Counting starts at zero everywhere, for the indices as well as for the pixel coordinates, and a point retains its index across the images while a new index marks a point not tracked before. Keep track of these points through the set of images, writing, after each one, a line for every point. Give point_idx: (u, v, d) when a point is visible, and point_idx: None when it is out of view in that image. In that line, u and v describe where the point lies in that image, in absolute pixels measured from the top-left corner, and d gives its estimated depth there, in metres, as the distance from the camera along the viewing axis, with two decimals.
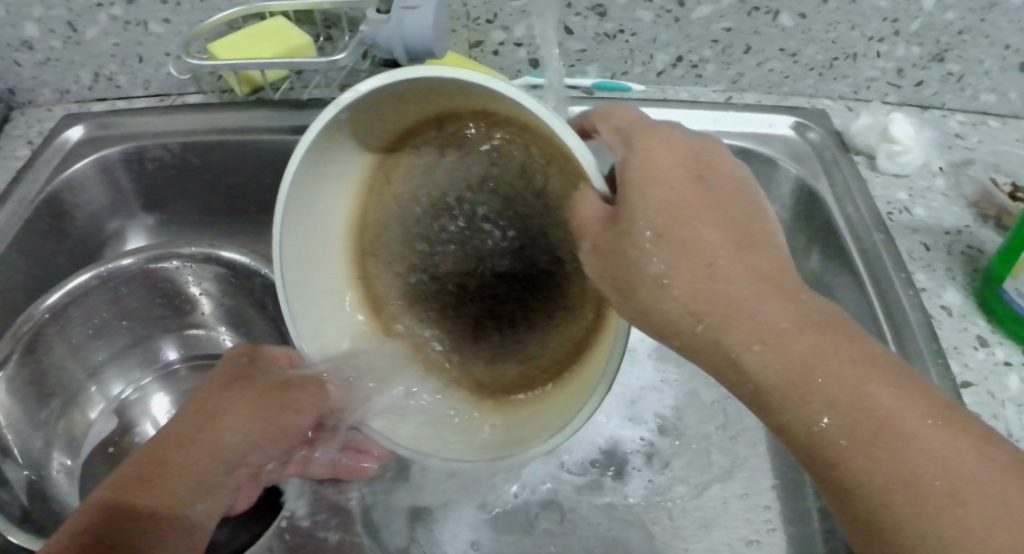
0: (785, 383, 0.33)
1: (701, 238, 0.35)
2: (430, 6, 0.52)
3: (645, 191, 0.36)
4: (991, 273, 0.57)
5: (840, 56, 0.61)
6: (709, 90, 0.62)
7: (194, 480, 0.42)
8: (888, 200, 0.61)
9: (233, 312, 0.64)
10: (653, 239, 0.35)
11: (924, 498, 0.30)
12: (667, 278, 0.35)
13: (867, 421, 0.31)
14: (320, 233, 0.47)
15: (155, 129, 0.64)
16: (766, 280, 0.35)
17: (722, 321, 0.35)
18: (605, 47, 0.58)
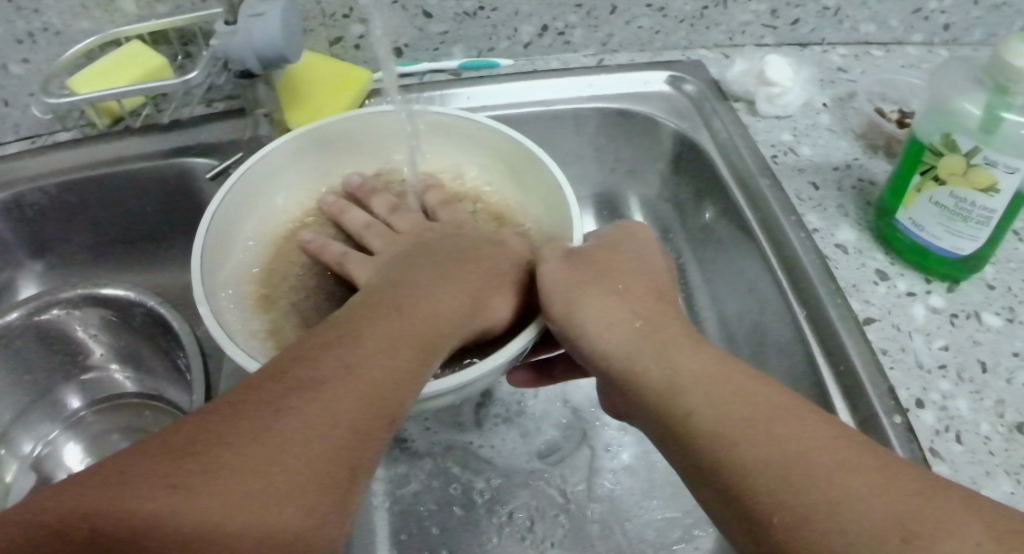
0: (708, 399, 0.35)
1: (641, 291, 0.42)
2: (274, 10, 0.51)
3: (582, 265, 0.42)
4: (884, 206, 0.57)
5: (710, 4, 0.60)
6: (579, 55, 0.61)
7: (310, 430, 0.31)
8: (772, 143, 0.61)
9: (127, 351, 0.63)
10: (572, 278, 0.42)
11: (814, 471, 0.30)
12: (657, 336, 0.39)
13: (776, 433, 0.32)
14: (263, 182, 0.51)
15: (26, 173, 0.61)
16: (693, 335, 0.40)
17: (617, 339, 0.39)
18: (467, 27, 0.57)
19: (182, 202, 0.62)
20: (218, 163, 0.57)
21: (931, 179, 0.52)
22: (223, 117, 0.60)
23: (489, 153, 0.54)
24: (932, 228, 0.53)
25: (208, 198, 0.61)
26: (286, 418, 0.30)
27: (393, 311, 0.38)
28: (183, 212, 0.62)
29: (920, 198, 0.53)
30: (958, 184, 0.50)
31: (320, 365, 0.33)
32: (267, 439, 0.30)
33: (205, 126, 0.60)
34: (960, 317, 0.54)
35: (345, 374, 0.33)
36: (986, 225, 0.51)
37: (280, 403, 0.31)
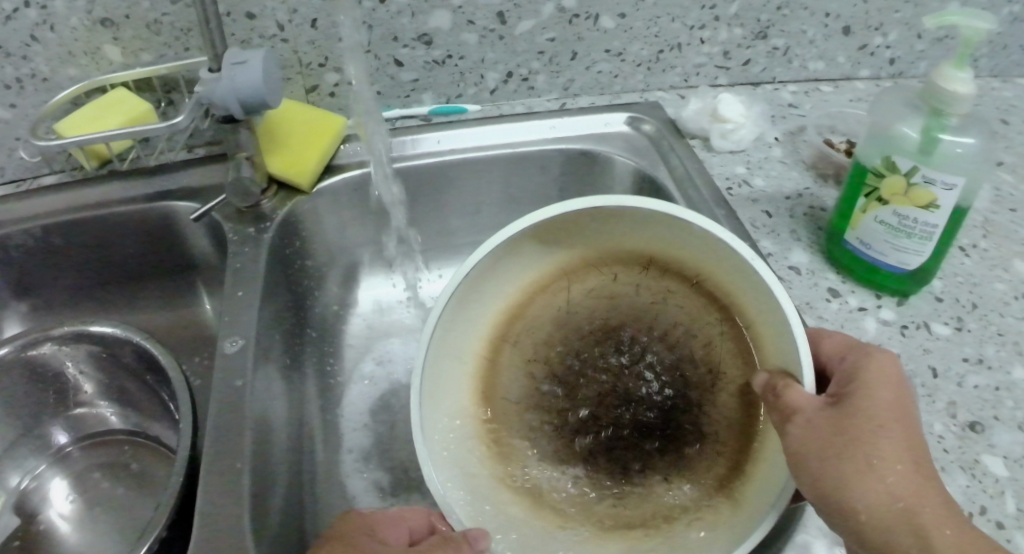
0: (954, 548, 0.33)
1: (895, 430, 0.36)
2: (258, 60, 0.54)
3: (825, 431, 0.36)
4: (834, 228, 0.61)
5: (665, 48, 0.65)
6: (543, 100, 0.65)
7: None
8: (727, 176, 0.64)
9: (116, 387, 0.65)
10: (821, 453, 0.36)
11: None
12: (907, 486, 0.34)
13: None
14: (438, 371, 0.48)
15: (11, 215, 0.62)
16: (944, 489, 0.35)
17: (874, 504, 0.34)
18: (436, 74, 0.61)
19: (166, 244, 0.64)
20: (199, 205, 0.60)
21: (874, 200, 0.57)
22: (205, 163, 0.63)
23: (646, 233, 0.50)
24: (878, 246, 0.58)
25: (188, 238, 0.63)
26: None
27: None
28: (164, 253, 0.64)
29: (866, 217, 0.57)
30: (899, 202, 0.55)
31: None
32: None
33: (188, 171, 0.62)
34: (910, 328, 0.59)
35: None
36: (928, 240, 0.55)
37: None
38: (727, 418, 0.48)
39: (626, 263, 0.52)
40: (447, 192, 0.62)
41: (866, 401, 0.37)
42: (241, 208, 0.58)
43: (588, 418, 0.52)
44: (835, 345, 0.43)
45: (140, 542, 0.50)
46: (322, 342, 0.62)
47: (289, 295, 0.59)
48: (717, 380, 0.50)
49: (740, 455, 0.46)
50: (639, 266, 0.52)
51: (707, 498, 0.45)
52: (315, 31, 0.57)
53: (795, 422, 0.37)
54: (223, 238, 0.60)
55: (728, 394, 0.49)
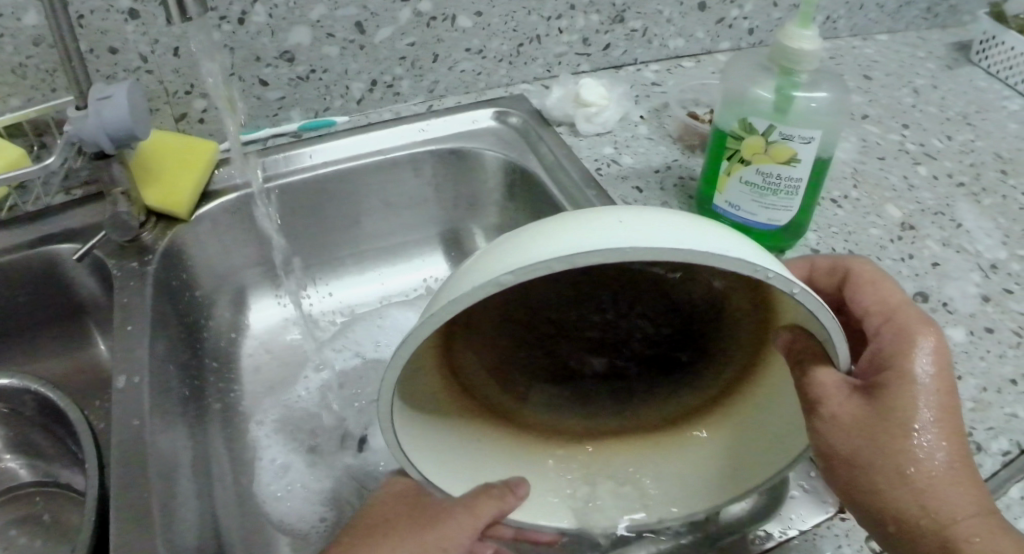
0: (975, 543, 0.33)
1: (926, 431, 0.35)
2: (123, 92, 0.54)
3: (861, 436, 0.35)
4: (703, 194, 0.65)
5: (524, 41, 0.68)
6: (411, 103, 0.67)
7: None
8: (595, 157, 0.66)
9: (22, 439, 0.64)
10: (851, 459, 0.35)
11: None
12: (936, 490, 0.34)
13: None
14: (410, 408, 0.38)
15: None
16: (983, 492, 0.34)
17: (904, 507, 0.34)
18: (302, 90, 0.62)
19: (51, 289, 0.63)
20: (82, 245, 0.60)
21: (737, 161, 0.61)
22: (83, 202, 0.62)
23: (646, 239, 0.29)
24: (746, 205, 0.62)
25: (75, 281, 0.63)
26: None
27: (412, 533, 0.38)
28: (50, 298, 0.63)
29: (733, 178, 0.61)
30: (761, 160, 0.59)
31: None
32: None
33: (68, 213, 0.62)
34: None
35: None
36: (794, 194, 0.60)
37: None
38: (740, 341, 0.44)
39: None
40: (329, 203, 0.64)
41: (895, 399, 0.35)
42: (123, 242, 0.58)
43: (575, 370, 0.49)
44: (886, 309, 0.40)
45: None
46: (222, 369, 0.63)
47: (183, 325, 0.59)
48: (723, 315, 0.44)
49: (753, 360, 0.43)
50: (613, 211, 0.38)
51: (717, 391, 0.44)
52: (177, 59, 0.58)
53: (826, 422, 0.35)
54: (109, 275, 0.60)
55: (737, 322, 0.43)
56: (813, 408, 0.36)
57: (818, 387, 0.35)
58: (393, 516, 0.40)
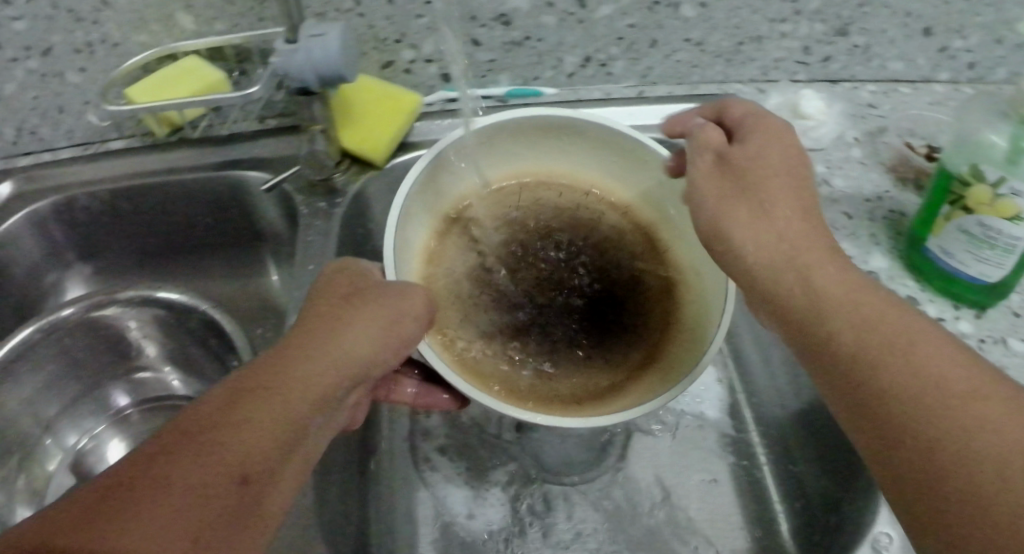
0: (906, 392, 0.33)
1: (872, 293, 0.37)
2: (336, 31, 0.53)
3: (834, 285, 0.38)
4: (912, 235, 0.59)
5: (746, 40, 0.63)
6: (621, 86, 0.64)
7: (250, 418, 0.35)
8: (807, 174, 0.63)
9: (178, 353, 0.65)
10: (802, 318, 0.38)
11: (962, 416, 0.31)
12: (845, 342, 0.36)
13: (917, 366, 0.33)
14: (411, 218, 0.54)
15: (84, 178, 0.65)
16: (891, 295, 0.38)
17: (847, 358, 0.35)
18: (514, 55, 0.59)
19: (233, 214, 0.63)
20: (269, 178, 0.58)
21: (958, 209, 0.53)
22: (278, 134, 0.61)
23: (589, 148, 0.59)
24: (961, 256, 0.55)
25: (258, 210, 0.62)
26: (215, 422, 0.35)
27: (300, 365, 0.39)
28: (231, 222, 0.64)
29: (948, 226, 0.54)
30: (984, 213, 0.51)
31: (264, 390, 0.37)
32: (135, 504, 0.30)
33: (260, 142, 0.61)
34: (988, 342, 0.57)
35: (308, 361, 0.39)
36: (1012, 253, 0.52)
37: (219, 417, 0.35)
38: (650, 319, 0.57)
39: (553, 180, 0.61)
40: None
41: (825, 271, 0.38)
42: (314, 179, 0.58)
43: (526, 296, 0.57)
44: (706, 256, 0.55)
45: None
46: None
47: None
48: (638, 296, 0.58)
49: (663, 331, 0.56)
50: (565, 182, 0.61)
51: (621, 379, 0.54)
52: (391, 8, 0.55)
53: (744, 257, 0.41)
54: (294, 210, 0.59)
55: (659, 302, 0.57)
56: (731, 260, 0.42)
57: (722, 224, 0.42)
58: (330, 303, 0.43)
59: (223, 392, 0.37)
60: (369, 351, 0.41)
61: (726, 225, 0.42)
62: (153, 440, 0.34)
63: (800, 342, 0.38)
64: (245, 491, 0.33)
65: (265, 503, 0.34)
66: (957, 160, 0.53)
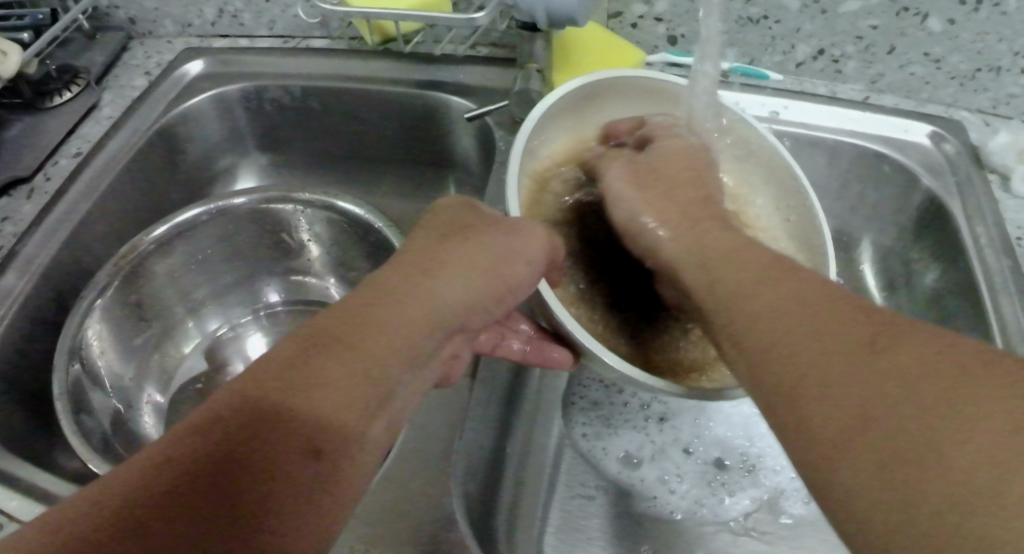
0: (855, 386, 0.27)
1: (828, 317, 0.30)
2: None
3: (781, 320, 0.31)
4: None
5: (984, 68, 0.58)
6: (847, 87, 0.61)
7: (330, 373, 0.32)
8: (1019, 224, 0.57)
9: (340, 262, 0.65)
10: (761, 360, 0.31)
11: (884, 404, 0.26)
12: (827, 382, 0.28)
13: (833, 350, 0.28)
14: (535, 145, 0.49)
15: (277, 71, 0.66)
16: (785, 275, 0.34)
17: (800, 385, 0.28)
18: (746, 32, 0.57)
19: (425, 136, 0.63)
20: (474, 107, 0.57)
21: None
22: (487, 62, 0.59)
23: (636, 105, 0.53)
24: None
25: (449, 136, 0.62)
26: (325, 353, 0.32)
27: (389, 309, 0.35)
28: (419, 143, 0.64)
29: None
30: None
31: (357, 327, 0.34)
32: (259, 435, 0.29)
33: (468, 68, 0.59)
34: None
35: (411, 301, 0.36)
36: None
37: (317, 347, 0.33)
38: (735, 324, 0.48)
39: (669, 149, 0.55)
40: None
41: (813, 312, 0.30)
42: (518, 120, 0.56)
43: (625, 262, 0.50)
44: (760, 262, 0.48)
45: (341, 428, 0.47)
46: None
47: None
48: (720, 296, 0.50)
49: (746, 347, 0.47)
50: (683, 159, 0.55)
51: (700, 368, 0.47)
52: None
53: (739, 301, 0.33)
54: (490, 144, 0.58)
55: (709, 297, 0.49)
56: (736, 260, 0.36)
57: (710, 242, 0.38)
58: (425, 250, 0.39)
59: (329, 320, 0.34)
60: (464, 298, 0.38)
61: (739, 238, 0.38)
62: (263, 364, 0.32)
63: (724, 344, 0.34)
64: (349, 426, 0.32)
65: (366, 441, 0.32)
66: None
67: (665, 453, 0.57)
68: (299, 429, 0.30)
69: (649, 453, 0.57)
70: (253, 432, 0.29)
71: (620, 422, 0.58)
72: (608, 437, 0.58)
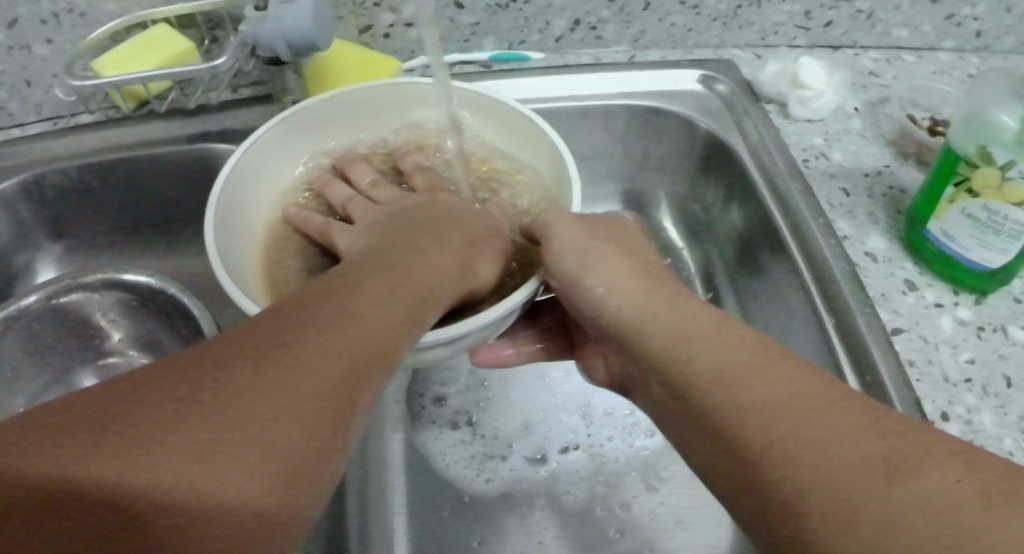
0: (813, 457, 0.29)
1: (783, 404, 0.32)
2: None
3: (752, 409, 0.32)
4: (915, 215, 0.54)
5: (743, 3, 0.59)
6: (612, 50, 0.61)
7: (271, 394, 0.28)
8: (804, 146, 0.59)
9: (145, 336, 0.63)
10: (763, 488, 0.31)
11: (816, 480, 0.29)
12: (826, 492, 0.28)
13: (806, 430, 0.30)
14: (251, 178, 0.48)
15: (50, 155, 0.61)
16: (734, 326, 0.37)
17: (780, 484, 0.30)
18: (499, 18, 0.56)
19: (209, 189, 0.62)
20: (243, 149, 0.57)
21: (964, 190, 0.48)
22: (249, 104, 0.59)
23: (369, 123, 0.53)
24: (964, 240, 0.50)
25: None
26: (252, 364, 0.29)
27: (333, 318, 0.32)
28: (201, 199, 0.63)
29: (951, 209, 0.49)
30: (990, 198, 0.46)
31: (291, 337, 0.31)
32: (170, 446, 0.25)
33: (231, 112, 0.59)
34: (987, 330, 0.51)
35: (353, 312, 0.33)
36: (1018, 239, 0.47)
37: (244, 355, 0.29)
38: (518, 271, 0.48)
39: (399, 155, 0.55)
40: None
41: (770, 385, 0.33)
42: None
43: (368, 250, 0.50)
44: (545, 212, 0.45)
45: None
46: None
47: None
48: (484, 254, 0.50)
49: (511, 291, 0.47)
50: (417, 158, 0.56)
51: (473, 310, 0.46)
52: None
53: (698, 364, 0.35)
54: None
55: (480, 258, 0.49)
56: (626, 332, 0.40)
57: (613, 308, 0.41)
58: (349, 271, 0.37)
59: (251, 331, 0.31)
60: (406, 309, 0.35)
61: (602, 294, 0.41)
62: (184, 366, 0.28)
63: (688, 400, 0.36)
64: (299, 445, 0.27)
65: (312, 469, 0.28)
66: (965, 141, 0.48)
67: (545, 436, 0.57)
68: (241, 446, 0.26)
69: (531, 444, 0.56)
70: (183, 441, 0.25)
71: (494, 461, 0.55)
72: (495, 478, 0.55)
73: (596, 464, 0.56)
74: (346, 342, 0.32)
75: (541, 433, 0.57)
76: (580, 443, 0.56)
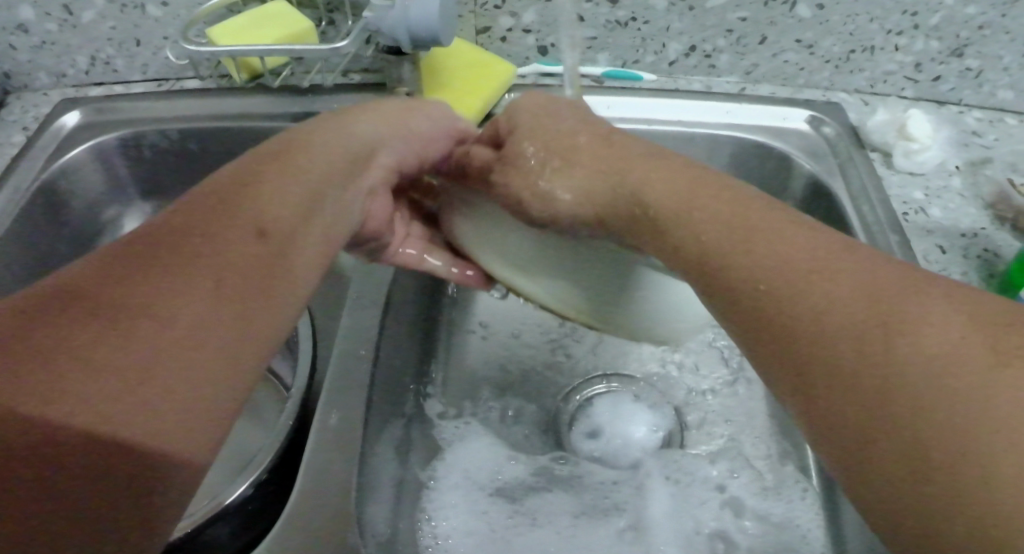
0: (922, 355, 0.25)
1: (829, 295, 0.28)
2: None
3: (821, 310, 0.28)
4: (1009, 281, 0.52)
5: (858, 49, 0.59)
6: (722, 80, 0.61)
7: (173, 295, 0.29)
8: (904, 199, 0.59)
9: None
10: (878, 401, 0.26)
11: (918, 374, 0.25)
12: (921, 388, 0.25)
13: (896, 323, 0.27)
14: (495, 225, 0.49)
15: (151, 115, 0.63)
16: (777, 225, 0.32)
17: (885, 386, 0.26)
18: (616, 35, 0.56)
19: None
20: None
21: None
22: (362, 90, 0.60)
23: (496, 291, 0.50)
24: None
25: None
26: (162, 274, 0.30)
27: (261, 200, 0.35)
28: None
29: None
30: None
31: (194, 230, 0.32)
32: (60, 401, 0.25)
33: (341, 96, 0.60)
34: None
35: (288, 186, 0.37)
36: None
37: (163, 252, 0.31)
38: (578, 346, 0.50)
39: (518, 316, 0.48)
40: None
41: (829, 269, 0.29)
42: None
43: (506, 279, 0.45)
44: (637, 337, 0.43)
45: (234, 484, 0.46)
46: (434, 309, 0.61)
47: None
48: None
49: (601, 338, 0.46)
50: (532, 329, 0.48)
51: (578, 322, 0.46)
52: None
53: (756, 268, 0.31)
54: None
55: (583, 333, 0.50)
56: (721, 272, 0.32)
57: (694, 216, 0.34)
58: (266, 162, 0.38)
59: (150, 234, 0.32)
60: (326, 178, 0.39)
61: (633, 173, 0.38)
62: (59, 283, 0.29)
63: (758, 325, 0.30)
64: (237, 327, 0.31)
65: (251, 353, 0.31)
66: None
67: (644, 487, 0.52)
68: (193, 377, 0.28)
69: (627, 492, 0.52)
70: (104, 385, 0.26)
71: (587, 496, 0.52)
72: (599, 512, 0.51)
73: (685, 510, 0.51)
74: (263, 207, 0.35)
75: (629, 464, 0.54)
76: (671, 494, 0.52)
